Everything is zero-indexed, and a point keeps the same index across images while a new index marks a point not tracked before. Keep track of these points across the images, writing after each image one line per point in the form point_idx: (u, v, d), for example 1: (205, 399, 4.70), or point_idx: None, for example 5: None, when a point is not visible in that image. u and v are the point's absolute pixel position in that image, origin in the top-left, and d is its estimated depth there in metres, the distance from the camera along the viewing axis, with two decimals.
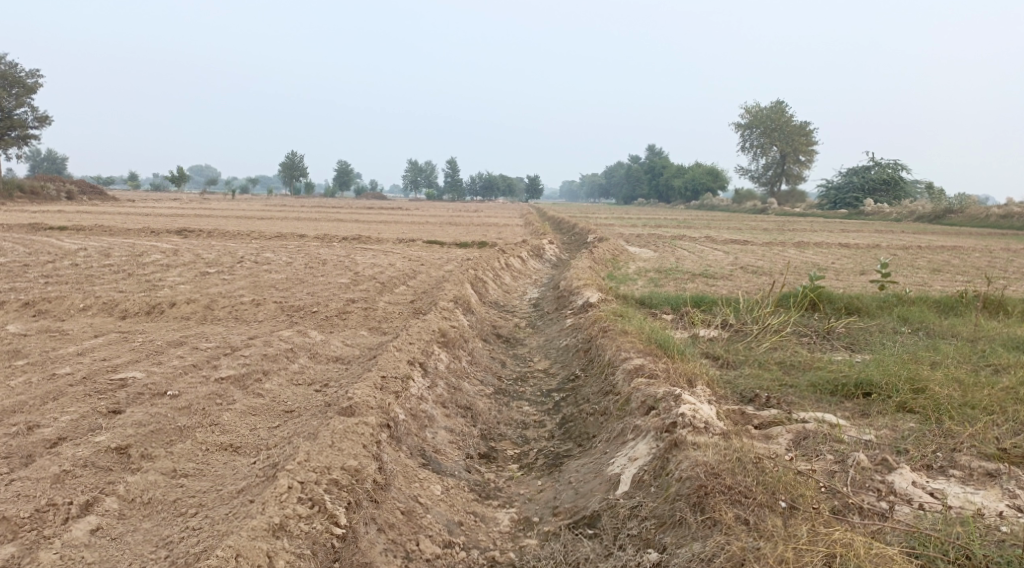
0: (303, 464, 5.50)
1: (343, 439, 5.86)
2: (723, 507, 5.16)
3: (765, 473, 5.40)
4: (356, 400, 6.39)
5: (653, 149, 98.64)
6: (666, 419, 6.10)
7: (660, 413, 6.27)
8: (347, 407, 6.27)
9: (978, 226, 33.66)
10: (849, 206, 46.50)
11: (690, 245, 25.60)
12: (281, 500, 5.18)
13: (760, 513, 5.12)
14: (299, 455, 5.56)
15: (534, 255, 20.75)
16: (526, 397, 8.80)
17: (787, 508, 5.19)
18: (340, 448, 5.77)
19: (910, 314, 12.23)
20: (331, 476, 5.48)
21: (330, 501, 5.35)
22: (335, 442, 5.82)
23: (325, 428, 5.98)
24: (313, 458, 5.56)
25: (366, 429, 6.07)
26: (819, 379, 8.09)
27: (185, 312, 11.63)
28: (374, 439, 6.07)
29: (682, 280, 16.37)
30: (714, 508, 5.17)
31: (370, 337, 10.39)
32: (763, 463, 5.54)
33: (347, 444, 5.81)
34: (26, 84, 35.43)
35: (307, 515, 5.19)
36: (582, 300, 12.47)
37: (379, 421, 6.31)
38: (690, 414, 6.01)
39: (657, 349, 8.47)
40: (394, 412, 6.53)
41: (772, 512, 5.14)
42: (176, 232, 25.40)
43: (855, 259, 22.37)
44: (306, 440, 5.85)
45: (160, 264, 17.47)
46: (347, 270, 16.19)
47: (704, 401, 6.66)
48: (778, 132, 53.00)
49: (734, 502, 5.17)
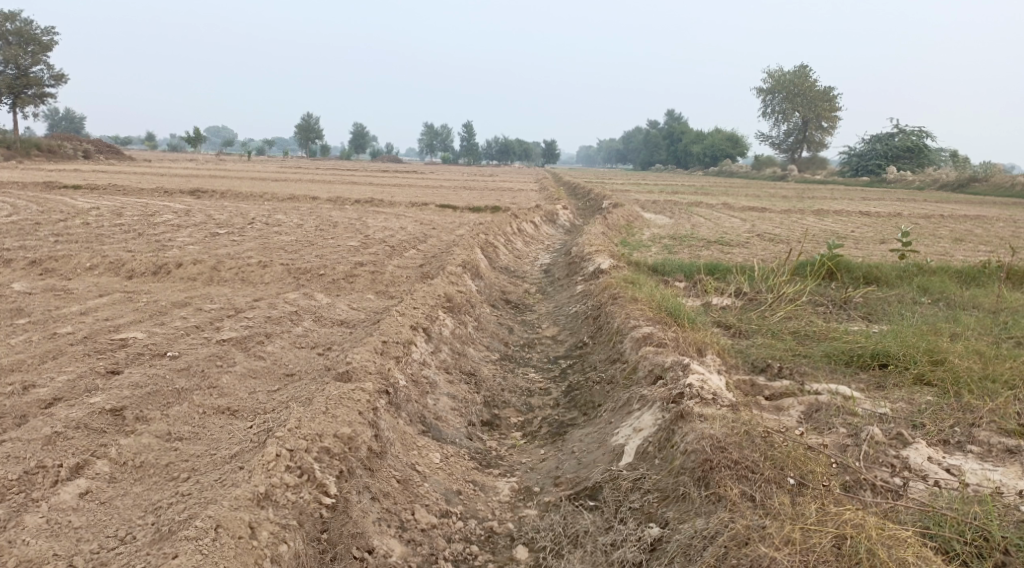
0: (294, 431, 5.37)
1: (338, 406, 5.72)
2: (729, 483, 4.99)
3: (774, 448, 5.20)
4: (354, 367, 6.25)
5: (672, 114, 97.35)
6: (673, 389, 5.92)
7: (667, 384, 6.09)
8: (344, 372, 6.13)
9: (1002, 195, 33.03)
10: (871, 174, 45.72)
11: (707, 212, 25.26)
12: (268, 468, 5.05)
13: (767, 489, 4.94)
14: (290, 422, 5.43)
15: (548, 221, 20.52)
16: (532, 364, 8.65)
17: (795, 486, 4.99)
18: (334, 416, 5.63)
19: (930, 284, 11.95)
20: (323, 444, 5.35)
21: (320, 469, 5.23)
22: (329, 409, 5.68)
23: (320, 394, 5.84)
24: (305, 425, 5.42)
25: (362, 396, 5.93)
26: (834, 350, 7.88)
27: (192, 273, 11.50)
28: (371, 406, 5.93)
29: (697, 247, 16.09)
30: (719, 483, 5.00)
31: (377, 300, 10.24)
32: (773, 437, 5.34)
33: (341, 411, 5.68)
34: (42, 42, 35.21)
35: (295, 484, 5.07)
36: (594, 266, 12.26)
37: (378, 387, 6.17)
38: (697, 385, 5.82)
39: (668, 317, 8.27)
40: (394, 378, 6.38)
41: (779, 488, 4.95)
42: (189, 192, 25.28)
43: (875, 228, 21.99)
44: (300, 406, 5.73)
45: (171, 224, 17.35)
46: (358, 233, 16.02)
47: (713, 371, 6.46)
48: (800, 97, 52.08)
49: (740, 478, 5.00)
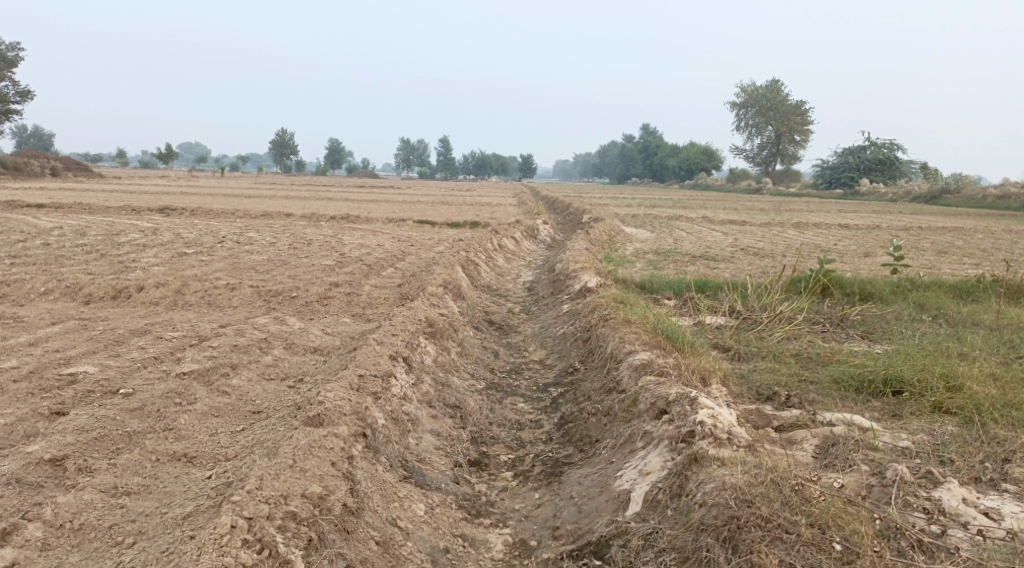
0: (254, 494, 4.76)
1: (307, 457, 5.14)
2: (761, 547, 4.51)
3: (814, 507, 4.72)
4: (326, 407, 5.63)
5: (646, 127, 97.46)
6: (682, 427, 5.41)
7: (675, 420, 5.58)
8: (314, 415, 5.50)
9: (975, 206, 33.04)
10: (844, 186, 45.71)
11: (688, 226, 24.88)
12: (222, 544, 4.45)
13: (806, 554, 4.48)
14: (249, 483, 4.81)
15: (528, 236, 19.99)
16: (521, 392, 8.08)
17: (842, 552, 4.51)
18: (304, 469, 5.04)
19: (927, 300, 11.52)
20: (288, 508, 4.76)
21: (284, 542, 4.61)
22: (297, 462, 5.09)
23: (285, 443, 5.23)
24: (267, 487, 4.82)
25: (336, 443, 5.33)
26: (843, 374, 7.38)
27: (155, 297, 10.82)
28: (346, 454, 5.34)
29: (683, 262, 15.59)
30: (750, 547, 4.52)
31: (352, 325, 9.62)
32: (806, 491, 4.84)
33: (311, 464, 5.09)
34: (7, 58, 34.25)
35: (255, 561, 4.46)
36: (579, 284, 11.71)
37: (355, 430, 5.59)
38: (709, 423, 5.30)
39: (665, 341, 7.71)
40: (372, 418, 5.78)
41: (823, 556, 4.48)
42: (158, 210, 24.49)
43: (858, 241, 21.70)
44: (264, 458, 5.13)
45: (136, 244, 16.57)
46: (333, 251, 15.37)
47: (723, 404, 5.93)
48: (773, 111, 52.15)
49: (774, 541, 4.53)
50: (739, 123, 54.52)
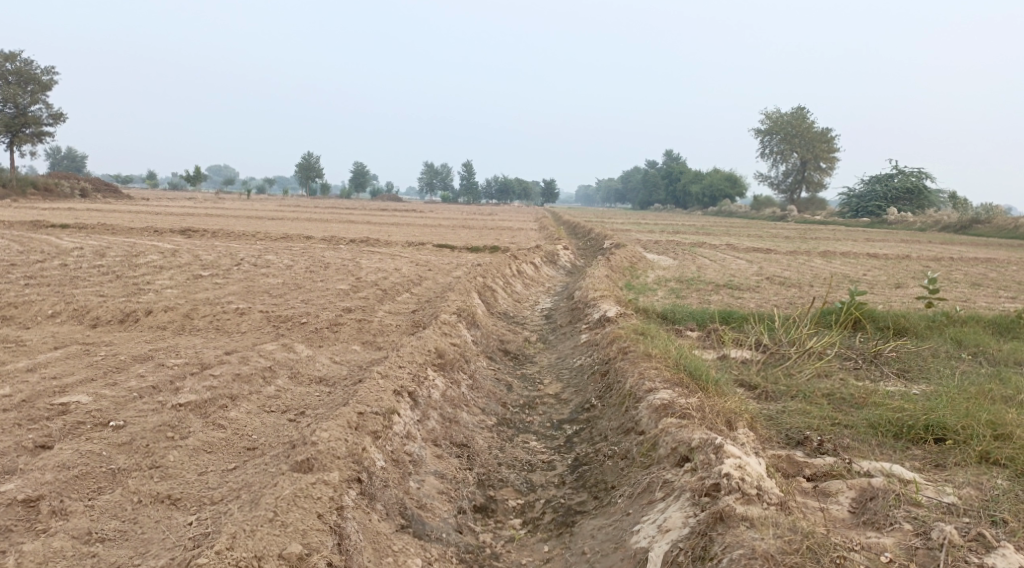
0: (224, 555, 4.46)
1: (289, 509, 4.82)
2: None
3: None
4: (318, 450, 5.29)
5: (670, 153, 96.98)
6: (706, 479, 5.00)
7: (698, 470, 5.15)
8: (303, 459, 5.19)
9: (1006, 237, 32.26)
10: (871, 214, 44.95)
11: (712, 253, 24.37)
12: None
13: None
14: (219, 543, 4.52)
15: (548, 262, 19.61)
16: (533, 430, 7.67)
17: None
18: (284, 524, 4.72)
19: (964, 336, 10.99)
20: None
21: None
22: (279, 515, 4.78)
23: (267, 494, 4.91)
24: (238, 547, 4.50)
25: (324, 493, 5.00)
26: (880, 418, 6.92)
27: (162, 322, 10.52)
28: (336, 505, 5.01)
29: (706, 291, 15.13)
30: None
31: (361, 353, 9.25)
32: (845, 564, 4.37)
33: (294, 518, 4.77)
34: (41, 80, 34.64)
35: None
36: (599, 314, 11.29)
37: (349, 477, 5.26)
38: (734, 476, 4.89)
39: (687, 378, 7.27)
40: (368, 462, 5.43)
41: None
42: (178, 231, 24.35)
43: (887, 271, 21.10)
44: (244, 509, 4.84)
45: (153, 265, 16.37)
46: (349, 275, 15.08)
47: (750, 452, 5.48)
48: (799, 138, 51.56)
49: None
50: (764, 149, 53.96)
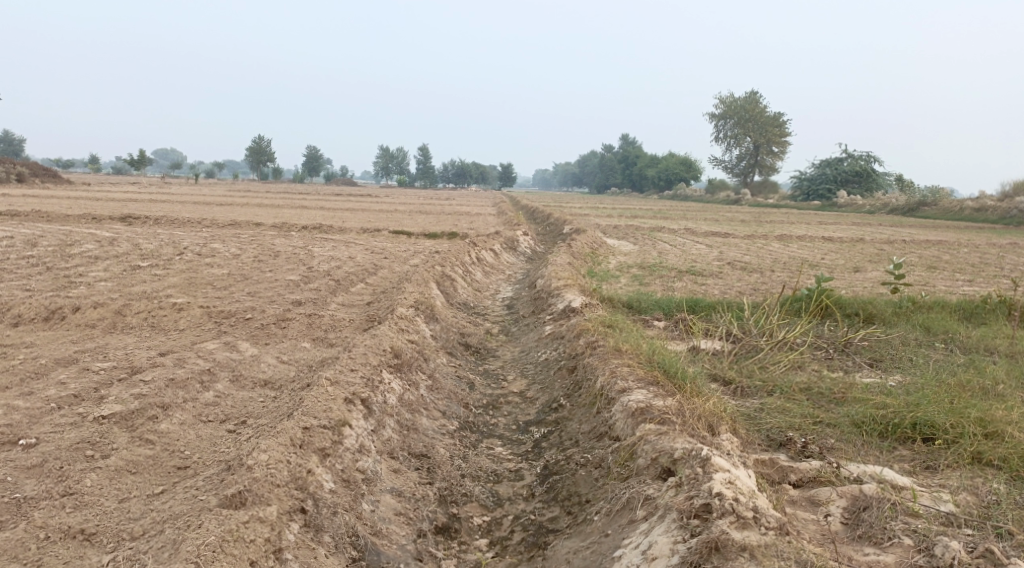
0: None
1: (214, 558, 4.37)
2: None
3: None
4: (254, 482, 4.83)
5: (625, 137, 96.69)
6: (695, 499, 4.62)
7: (686, 487, 4.76)
8: (234, 493, 4.75)
9: (952, 218, 32.57)
10: (822, 198, 45.22)
11: (670, 238, 24.03)
12: None
13: None
14: None
15: (506, 248, 19.03)
16: (498, 434, 7.12)
17: None
18: None
19: (934, 322, 10.71)
20: None
21: None
22: (202, 565, 4.33)
23: (190, 538, 4.47)
24: None
25: (258, 534, 4.59)
26: (865, 415, 6.48)
27: (92, 319, 9.73)
28: (272, 548, 4.61)
29: (669, 278, 14.72)
30: None
31: (311, 352, 8.61)
32: None
33: None
34: None
35: None
36: (562, 304, 10.77)
37: (290, 508, 4.86)
38: (726, 497, 4.55)
39: (661, 376, 6.75)
40: (311, 485, 5.04)
41: None
42: (120, 218, 23.22)
43: (845, 254, 20.97)
44: (162, 554, 4.41)
45: (89, 255, 15.40)
46: (299, 264, 14.33)
47: (741, 464, 5.06)
48: (752, 122, 51.65)
49: None
50: (718, 134, 54.01)
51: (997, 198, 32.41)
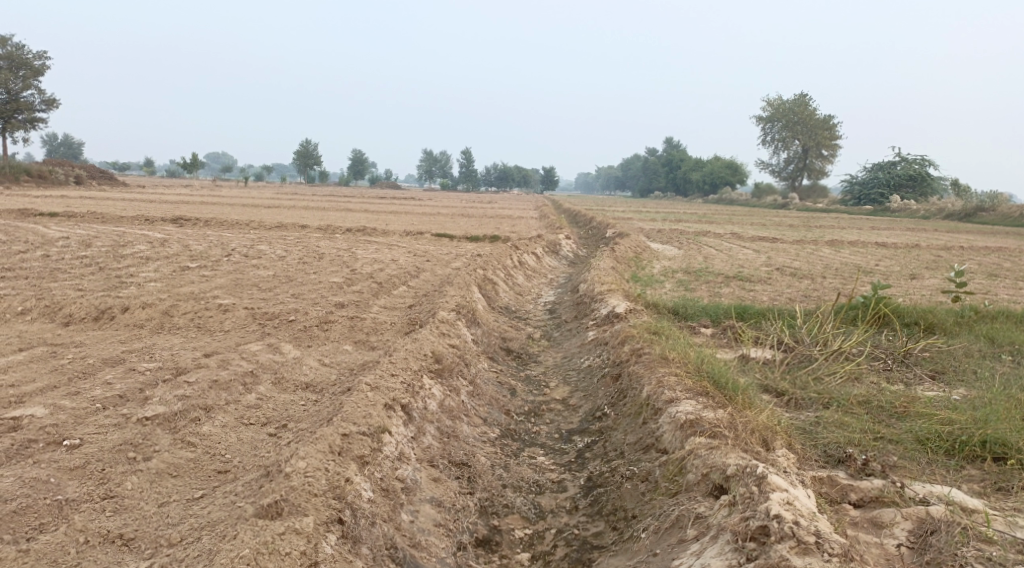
0: None
1: None
2: None
3: None
4: (293, 494, 4.74)
5: (671, 140, 95.77)
6: (751, 521, 4.43)
7: (742, 507, 4.58)
8: (270, 503, 4.67)
9: (1011, 225, 31.53)
10: (874, 203, 44.17)
11: (717, 242, 23.63)
12: None
13: None
14: None
15: (550, 252, 18.86)
16: (540, 443, 6.96)
17: None
18: None
19: (996, 333, 10.28)
20: None
21: None
22: None
23: (225, 550, 4.39)
24: None
25: (294, 547, 4.48)
26: (929, 432, 6.21)
27: (139, 319, 9.78)
28: (309, 561, 4.49)
29: (716, 283, 14.41)
30: None
31: (354, 355, 8.53)
32: None
33: None
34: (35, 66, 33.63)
35: None
36: (607, 309, 10.56)
37: (327, 518, 4.74)
38: (786, 520, 4.36)
39: (710, 386, 6.51)
40: (349, 498, 4.90)
41: None
42: (170, 220, 23.57)
43: (898, 261, 20.38)
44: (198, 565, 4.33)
45: (139, 256, 15.59)
46: (344, 267, 14.34)
47: (799, 484, 4.84)
48: (801, 125, 50.70)
49: None
50: (765, 137, 53.15)
51: None
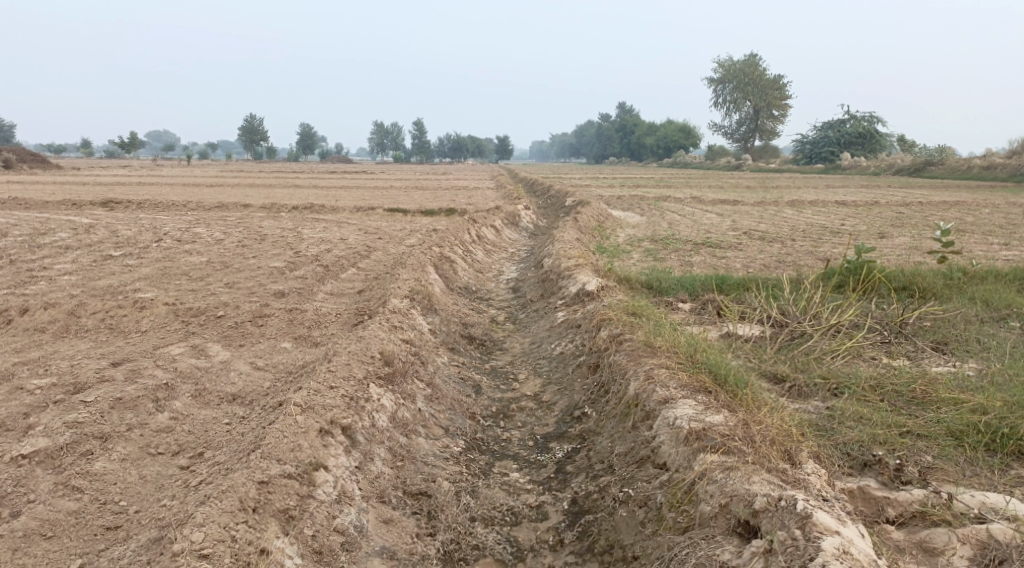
0: None
1: None
2: None
3: None
4: None
5: (622, 106, 94.60)
6: None
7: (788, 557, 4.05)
8: None
9: (958, 178, 31.19)
10: (825, 161, 43.77)
11: (678, 207, 22.73)
12: None
13: None
14: None
15: (508, 224, 17.77)
16: (511, 452, 5.97)
17: None
18: None
19: (990, 295, 9.41)
20: None
21: None
22: None
23: None
24: None
25: None
26: (965, 424, 5.47)
27: (42, 322, 8.43)
28: None
29: (685, 251, 13.43)
30: None
31: (293, 355, 7.38)
32: None
33: None
34: None
35: None
36: (575, 286, 9.53)
37: None
38: None
39: (709, 382, 5.53)
40: None
41: None
42: (100, 204, 21.81)
43: (862, 219, 19.70)
44: None
45: (59, 245, 14.09)
46: (286, 249, 13.07)
47: (848, 520, 4.26)
48: (751, 86, 50.01)
49: None
50: (717, 99, 52.45)
51: (1005, 155, 30.94)
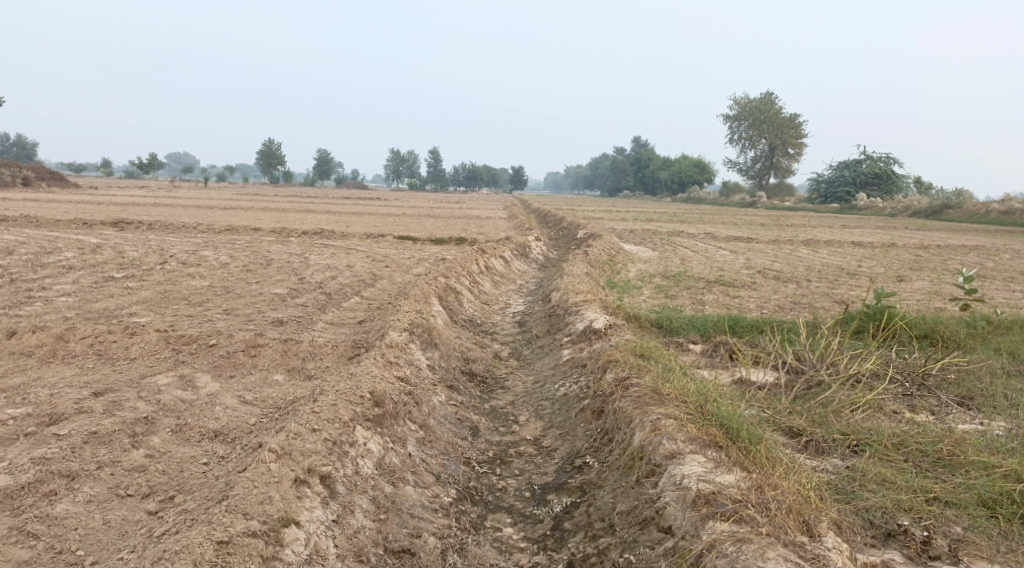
0: None
1: None
2: None
3: None
4: None
5: (638, 140, 94.65)
6: None
7: None
8: None
9: (976, 222, 30.65)
10: (840, 201, 43.33)
11: (690, 243, 22.35)
12: None
13: None
14: None
15: (518, 255, 17.46)
16: (506, 503, 5.61)
17: None
18: None
19: (1016, 348, 8.97)
20: None
21: None
22: None
23: None
24: None
25: None
26: (999, 492, 5.05)
27: (30, 346, 8.15)
28: None
29: (698, 289, 13.05)
30: None
31: (283, 389, 7.04)
32: None
33: None
34: None
35: None
36: (582, 323, 9.15)
37: None
38: None
39: (721, 435, 5.15)
40: None
41: None
42: (110, 224, 21.65)
43: (879, 261, 19.26)
44: None
45: (62, 264, 13.86)
46: (290, 275, 12.78)
47: None
48: (767, 123, 49.78)
49: None
50: (732, 135, 52.23)
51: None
